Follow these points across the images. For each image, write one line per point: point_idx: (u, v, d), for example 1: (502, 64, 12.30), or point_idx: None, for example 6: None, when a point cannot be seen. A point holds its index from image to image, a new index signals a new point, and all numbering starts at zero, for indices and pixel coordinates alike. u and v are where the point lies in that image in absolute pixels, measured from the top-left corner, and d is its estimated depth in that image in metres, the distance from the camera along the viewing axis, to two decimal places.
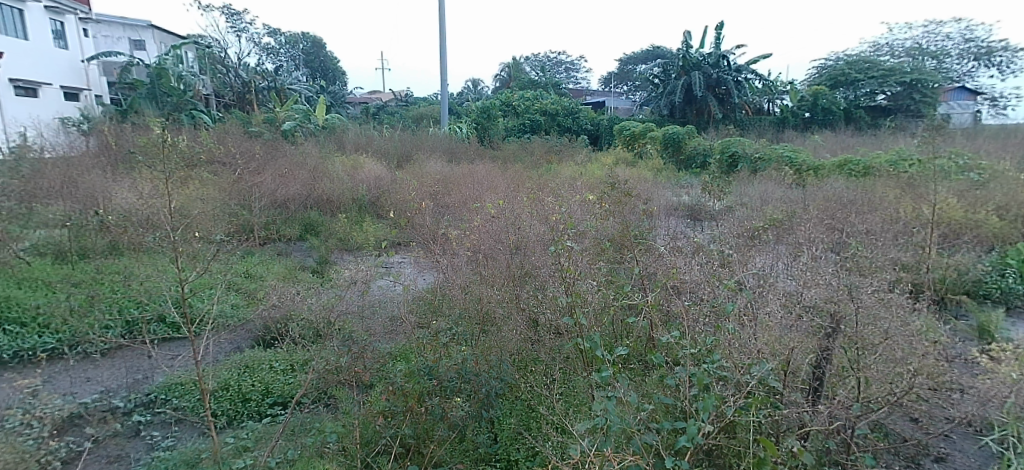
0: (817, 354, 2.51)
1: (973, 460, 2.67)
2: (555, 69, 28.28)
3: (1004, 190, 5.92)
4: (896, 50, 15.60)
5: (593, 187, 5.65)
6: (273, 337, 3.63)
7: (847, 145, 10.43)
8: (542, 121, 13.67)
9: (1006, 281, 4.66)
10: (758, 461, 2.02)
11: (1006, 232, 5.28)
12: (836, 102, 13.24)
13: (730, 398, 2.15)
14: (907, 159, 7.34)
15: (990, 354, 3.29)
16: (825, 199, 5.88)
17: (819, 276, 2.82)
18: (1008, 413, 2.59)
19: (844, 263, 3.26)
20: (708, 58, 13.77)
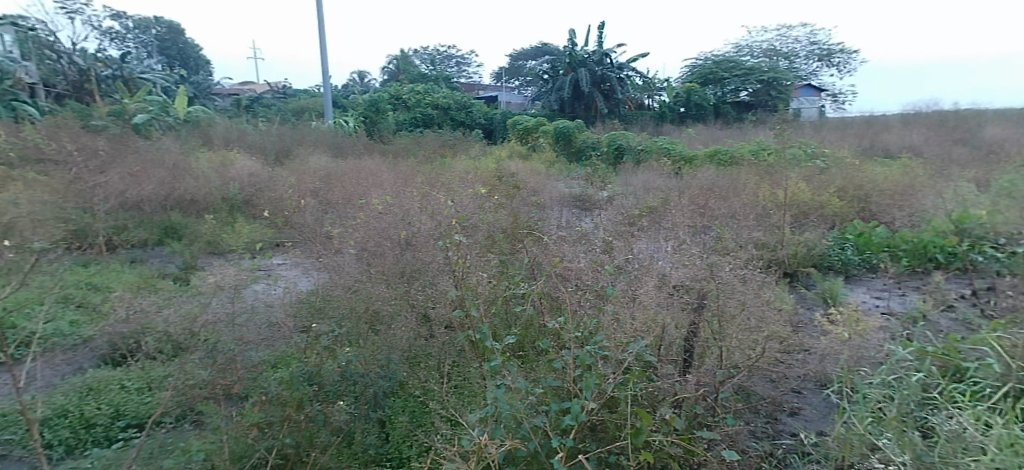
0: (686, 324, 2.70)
1: (820, 411, 2.98)
2: (444, 62, 28.08)
3: (843, 174, 6.75)
4: (755, 51, 17.25)
5: (484, 180, 5.68)
6: (123, 354, 3.28)
7: (716, 137, 11.34)
8: (434, 115, 13.56)
9: (846, 253, 5.28)
10: (635, 431, 2.14)
11: (844, 211, 6.02)
12: (707, 98, 14.32)
13: (610, 375, 2.23)
14: (765, 149, 8.15)
15: (831, 318, 3.72)
16: (697, 186, 6.38)
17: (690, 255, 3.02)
18: (843, 366, 2.94)
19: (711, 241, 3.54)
20: (592, 56, 14.56)
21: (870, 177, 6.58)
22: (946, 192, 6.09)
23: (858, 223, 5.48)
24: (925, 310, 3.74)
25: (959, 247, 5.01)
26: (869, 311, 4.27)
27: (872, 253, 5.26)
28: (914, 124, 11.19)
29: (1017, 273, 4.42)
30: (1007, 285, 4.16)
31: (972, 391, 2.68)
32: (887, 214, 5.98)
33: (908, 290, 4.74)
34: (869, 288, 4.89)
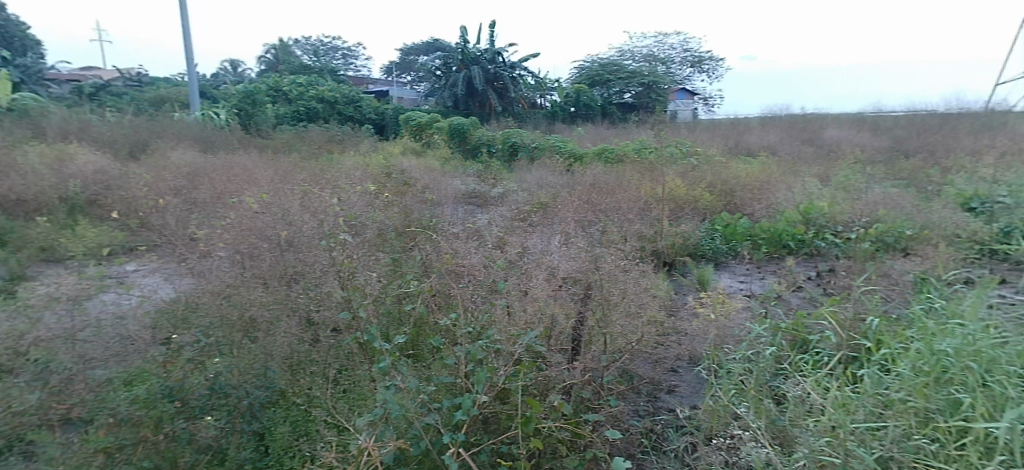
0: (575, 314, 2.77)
1: (692, 387, 3.22)
2: (329, 53, 26.85)
3: (712, 171, 7.34)
4: (636, 56, 18.28)
5: (373, 176, 5.49)
6: None
7: (604, 136, 11.86)
8: (318, 109, 12.91)
9: (716, 242, 5.75)
10: (525, 420, 2.14)
11: (714, 204, 6.56)
12: (594, 98, 14.90)
13: (502, 368, 2.22)
14: (647, 148, 8.66)
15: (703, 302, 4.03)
16: (586, 183, 6.62)
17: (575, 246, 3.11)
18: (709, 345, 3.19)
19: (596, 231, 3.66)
20: (485, 53, 14.72)
21: (735, 173, 7.23)
22: (796, 186, 6.84)
23: (726, 215, 5.97)
24: (780, 291, 4.17)
25: (807, 235, 5.65)
26: (736, 294, 4.68)
27: (737, 242, 5.77)
28: (771, 126, 12.46)
29: (852, 256, 5.06)
30: (844, 267, 4.75)
31: (814, 361, 3.04)
32: (749, 206, 6.60)
33: (767, 274, 5.27)
34: (735, 273, 5.36)
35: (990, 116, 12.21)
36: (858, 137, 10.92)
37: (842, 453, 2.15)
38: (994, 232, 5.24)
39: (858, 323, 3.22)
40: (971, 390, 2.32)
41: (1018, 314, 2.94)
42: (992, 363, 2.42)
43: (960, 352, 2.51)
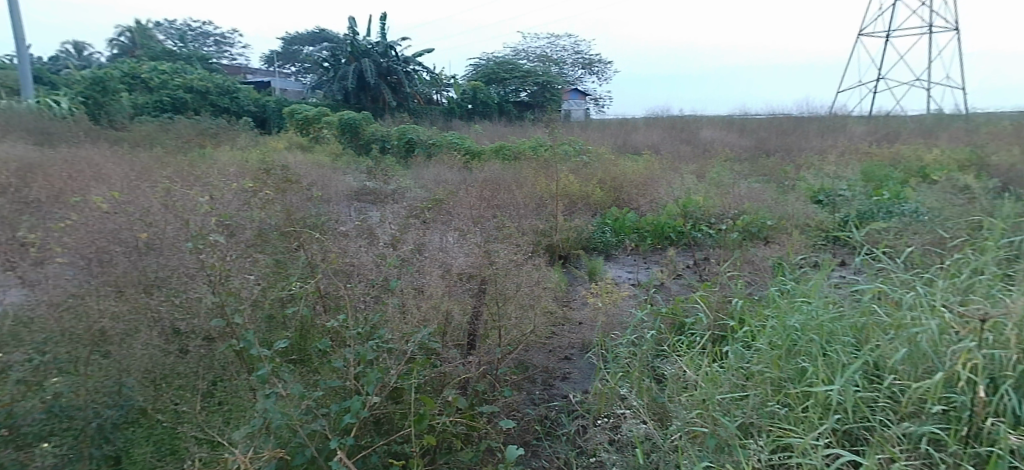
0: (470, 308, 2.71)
1: (584, 372, 3.28)
2: (199, 39, 24.70)
3: (602, 168, 7.67)
4: (530, 56, 18.60)
5: (251, 171, 5.10)
6: None
7: (501, 133, 11.95)
8: (187, 99, 11.82)
9: (607, 236, 6.02)
10: (418, 418, 2.08)
11: (604, 199, 6.85)
12: (490, 96, 14.95)
13: (393, 367, 2.13)
14: (542, 146, 8.85)
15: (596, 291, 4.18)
16: (482, 179, 6.63)
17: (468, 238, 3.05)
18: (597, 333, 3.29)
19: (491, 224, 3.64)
20: (376, 46, 14.33)
21: (623, 170, 7.60)
22: (677, 181, 7.32)
23: (616, 210, 6.28)
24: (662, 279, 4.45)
25: (686, 227, 6.07)
26: (624, 284, 4.92)
27: (625, 235, 6.07)
28: (654, 126, 13.26)
29: (723, 245, 5.53)
30: (717, 256, 5.18)
31: (690, 342, 3.28)
32: (635, 201, 6.98)
33: (651, 264, 5.60)
34: (623, 264, 5.64)
35: (834, 120, 13.90)
36: (729, 137, 11.95)
37: (710, 422, 2.34)
38: (837, 221, 5.97)
39: (726, 305, 3.53)
40: (814, 359, 2.65)
41: (852, 290, 3.39)
42: (831, 337, 2.77)
43: (806, 328, 2.84)
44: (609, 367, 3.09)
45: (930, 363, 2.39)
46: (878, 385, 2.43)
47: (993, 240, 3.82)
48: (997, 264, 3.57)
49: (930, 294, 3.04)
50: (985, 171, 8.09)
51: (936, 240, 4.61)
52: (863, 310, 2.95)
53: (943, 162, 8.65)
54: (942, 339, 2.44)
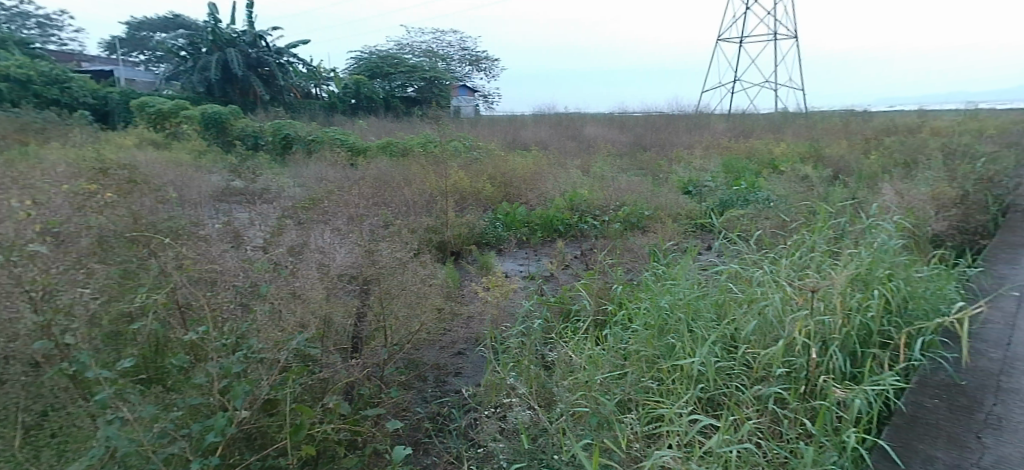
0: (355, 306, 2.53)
1: (476, 366, 3.25)
2: (17, 19, 21.39)
3: (492, 164, 7.72)
4: (416, 51, 18.21)
5: (91, 169, 4.48)
6: None
7: (388, 129, 11.60)
8: (4, 89, 10.19)
9: (498, 230, 6.04)
10: (295, 429, 1.95)
11: (494, 195, 6.89)
12: (375, 91, 14.50)
13: (265, 378, 1.98)
14: (431, 142, 8.75)
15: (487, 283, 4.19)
16: (369, 175, 6.40)
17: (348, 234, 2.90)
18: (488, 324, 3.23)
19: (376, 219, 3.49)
20: (243, 36, 13.31)
21: (512, 165, 7.68)
22: (563, 175, 7.52)
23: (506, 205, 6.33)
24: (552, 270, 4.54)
25: (573, 219, 6.27)
26: (517, 277, 4.94)
27: (515, 228, 6.14)
28: (541, 123, 13.64)
29: (607, 236, 5.80)
30: (600, 246, 5.42)
31: (575, 328, 3.42)
32: (523, 195, 7.10)
33: (541, 256, 5.70)
34: (515, 258, 5.68)
35: (699, 117, 15.16)
36: (610, 133, 12.58)
37: (593, 403, 2.45)
38: (704, 210, 6.52)
39: (606, 292, 3.73)
40: (682, 336, 2.90)
41: (714, 271, 3.71)
42: (696, 314, 3.04)
43: (675, 307, 3.09)
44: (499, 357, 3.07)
45: (775, 332, 2.71)
46: (734, 354, 2.71)
47: (823, 223, 4.40)
48: (827, 243, 4.10)
49: (775, 273, 3.43)
50: (819, 162, 9.27)
51: (781, 224, 5.20)
52: (722, 288, 3.26)
53: (788, 155, 9.78)
54: (784, 310, 2.77)
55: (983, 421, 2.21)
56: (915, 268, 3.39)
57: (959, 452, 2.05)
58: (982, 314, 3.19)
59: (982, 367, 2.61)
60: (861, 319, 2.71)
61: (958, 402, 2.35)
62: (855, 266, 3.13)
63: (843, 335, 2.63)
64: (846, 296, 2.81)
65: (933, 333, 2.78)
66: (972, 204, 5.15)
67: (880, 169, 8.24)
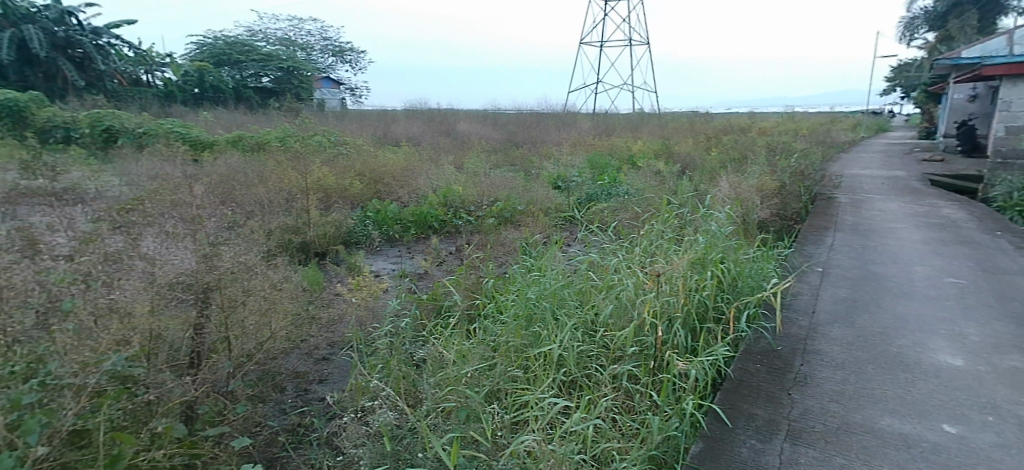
0: (195, 311, 2.29)
1: (342, 370, 3.02)
2: None
3: (359, 160, 7.40)
4: (270, 38, 16.74)
5: None
6: None
7: (239, 122, 10.66)
8: None
9: (368, 228, 5.73)
10: (112, 460, 1.69)
11: (363, 192, 6.52)
12: (222, 80, 13.32)
13: (70, 406, 1.70)
14: (290, 136, 8.18)
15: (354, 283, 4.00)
16: (215, 173, 5.83)
17: (184, 235, 2.60)
18: (354, 325, 3.09)
19: (222, 218, 3.16)
20: (45, 11, 11.44)
21: (381, 161, 7.41)
22: (434, 172, 7.34)
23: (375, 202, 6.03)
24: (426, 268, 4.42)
25: (446, 215, 6.17)
26: (388, 276, 4.71)
27: (387, 227, 5.88)
28: (411, 118, 13.40)
29: (480, 231, 5.82)
30: (475, 242, 5.44)
31: (445, 323, 3.40)
32: (393, 190, 6.85)
33: (415, 253, 5.49)
34: (387, 256, 5.44)
35: (564, 116, 15.85)
36: (481, 130, 12.69)
37: (460, 397, 2.44)
38: (570, 203, 6.80)
39: (477, 286, 3.75)
40: (547, 324, 3.00)
41: (576, 262, 3.89)
42: (560, 303, 3.18)
43: (541, 297, 3.20)
44: (365, 358, 2.88)
45: (628, 315, 2.91)
46: (594, 338, 2.87)
47: (670, 213, 4.81)
48: (673, 232, 4.49)
49: (629, 260, 3.70)
50: (669, 158, 10.12)
51: (635, 215, 5.61)
52: (583, 277, 3.43)
53: (644, 152, 10.56)
54: (636, 294, 3.00)
55: (793, 379, 2.57)
56: (743, 251, 3.84)
57: (775, 409, 2.35)
58: (795, 288, 3.70)
59: (792, 333, 3.03)
60: (699, 297, 3.02)
61: (775, 365, 2.70)
62: (694, 250, 3.49)
63: (685, 313, 2.91)
64: (687, 278, 3.11)
65: (755, 307, 3.19)
66: (788, 194, 5.96)
67: (719, 164, 9.21)
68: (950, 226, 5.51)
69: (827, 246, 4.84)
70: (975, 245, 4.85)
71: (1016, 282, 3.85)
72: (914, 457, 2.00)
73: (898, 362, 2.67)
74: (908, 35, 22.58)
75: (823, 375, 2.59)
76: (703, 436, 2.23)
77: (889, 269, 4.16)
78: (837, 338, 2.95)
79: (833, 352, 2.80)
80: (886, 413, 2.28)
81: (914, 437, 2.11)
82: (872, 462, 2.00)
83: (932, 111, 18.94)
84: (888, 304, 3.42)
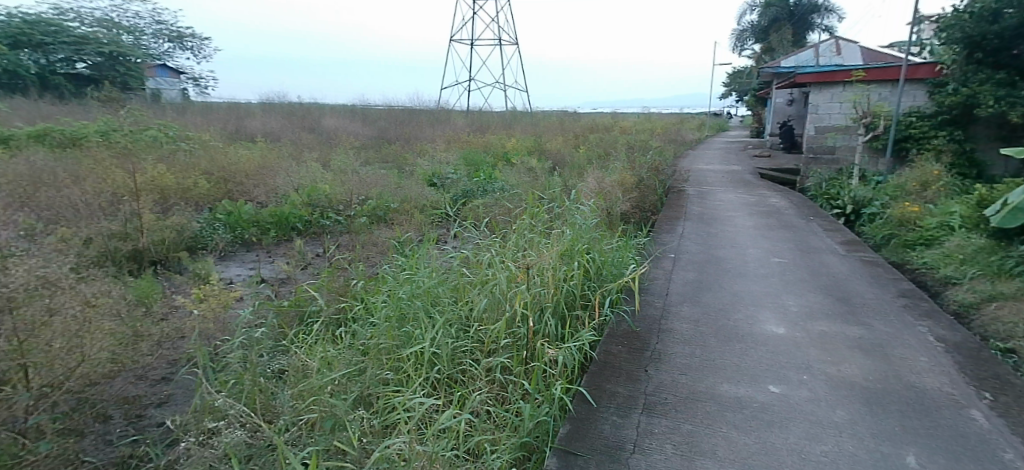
0: None
1: (187, 390, 2.69)
2: None
3: (206, 157, 6.71)
4: (86, 17, 14.55)
5: None
6: None
7: (47, 114, 9.16)
8: None
9: (219, 232, 5.20)
10: None
11: (210, 191, 5.91)
12: (20, 64, 11.35)
13: None
14: (117, 129, 7.18)
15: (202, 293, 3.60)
16: (12, 173, 4.95)
17: None
18: (198, 340, 2.76)
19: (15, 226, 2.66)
20: None
21: (232, 159, 6.78)
22: (293, 170, 6.87)
23: (225, 202, 5.50)
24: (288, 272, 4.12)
25: (311, 216, 5.79)
26: (243, 283, 4.31)
27: (242, 229, 5.39)
28: (270, 112, 12.45)
29: (350, 231, 5.55)
30: (344, 243, 5.21)
31: (309, 329, 3.19)
32: (248, 189, 6.30)
33: (276, 257, 5.08)
34: (243, 261, 4.97)
35: (436, 112, 15.71)
36: (349, 126, 12.15)
37: (324, 406, 2.29)
38: (445, 200, 6.73)
39: (346, 288, 3.59)
40: (420, 323, 2.94)
41: (450, 258, 3.86)
42: (433, 301, 3.14)
43: (414, 296, 3.13)
44: (212, 374, 2.60)
45: (501, 308, 2.94)
46: (468, 333, 2.86)
47: (540, 209, 4.96)
48: (543, 225, 4.63)
49: (501, 255, 3.74)
50: (540, 154, 10.45)
51: (508, 211, 5.70)
52: (457, 274, 3.42)
53: (517, 149, 10.79)
54: (508, 287, 3.05)
55: (648, 357, 2.77)
56: (605, 241, 4.07)
57: (633, 386, 2.51)
58: (650, 274, 3.99)
59: (648, 314, 3.28)
60: (568, 287, 3.15)
61: (633, 344, 2.90)
62: (562, 242, 3.63)
63: (555, 302, 3.02)
64: (556, 270, 3.22)
65: (617, 292, 3.42)
66: (645, 188, 6.43)
67: (585, 160, 9.69)
68: (776, 213, 6.30)
69: (678, 234, 5.29)
70: (795, 229, 5.59)
71: (825, 260, 4.49)
72: (746, 417, 2.25)
73: (734, 334, 2.99)
74: (740, 45, 25.46)
75: (673, 351, 2.82)
76: (570, 417, 2.32)
77: (728, 253, 4.65)
78: (685, 316, 3.24)
79: (681, 329, 3.07)
80: (725, 380, 2.53)
81: (747, 399, 2.37)
82: (713, 425, 2.21)
83: (761, 114, 21.57)
84: (728, 284, 3.82)
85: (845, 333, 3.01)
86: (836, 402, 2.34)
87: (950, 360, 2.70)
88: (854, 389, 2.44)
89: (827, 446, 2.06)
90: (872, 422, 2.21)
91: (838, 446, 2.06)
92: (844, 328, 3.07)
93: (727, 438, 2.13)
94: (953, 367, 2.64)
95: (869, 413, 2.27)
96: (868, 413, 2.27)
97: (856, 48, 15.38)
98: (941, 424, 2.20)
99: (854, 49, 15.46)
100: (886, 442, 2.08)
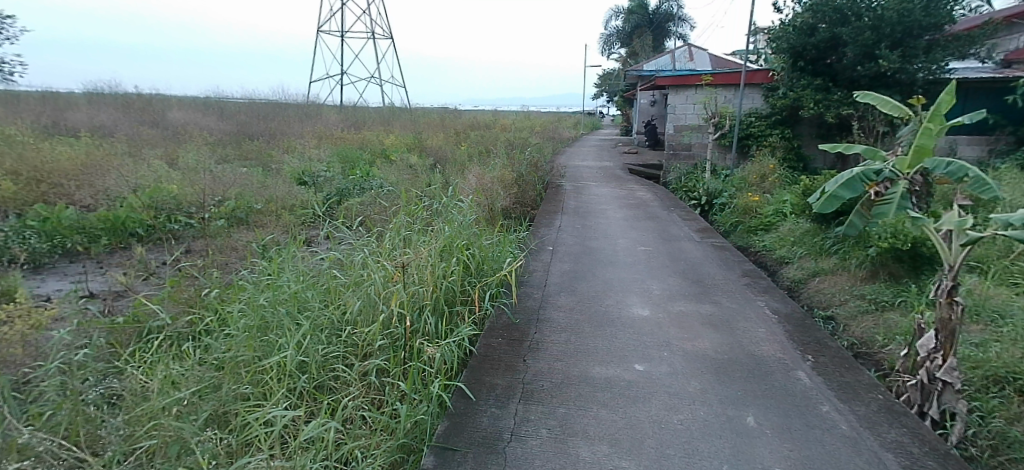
0: None
1: None
2: None
3: (14, 154, 5.72)
4: None
5: None
6: None
7: None
8: None
9: (30, 241, 4.46)
10: None
11: (16, 194, 5.04)
12: None
13: None
14: None
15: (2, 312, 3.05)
16: None
17: None
18: None
19: None
20: None
21: (48, 157, 5.85)
22: (128, 168, 6.08)
23: (38, 206, 4.73)
24: (123, 284, 3.62)
25: (155, 219, 5.17)
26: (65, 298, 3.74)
27: (63, 237, 4.69)
28: (100, 104, 10.93)
29: (204, 235, 5.04)
30: (198, 249, 4.74)
31: (153, 347, 2.84)
32: (69, 191, 5.47)
33: (108, 268, 4.47)
34: (65, 275, 4.32)
35: (305, 107, 14.83)
36: (203, 121, 11.06)
37: (169, 429, 2.04)
38: (319, 199, 6.33)
39: (197, 298, 3.25)
40: (285, 330, 2.73)
41: (319, 260, 3.64)
42: (301, 306, 2.94)
43: (278, 303, 2.90)
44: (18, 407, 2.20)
45: (376, 309, 2.83)
46: (340, 338, 2.71)
47: (418, 206, 4.86)
48: (421, 223, 4.54)
49: (377, 255, 3.61)
50: (421, 151, 10.29)
51: (384, 209, 5.53)
52: (327, 277, 3.24)
53: (395, 145, 10.51)
54: (384, 287, 2.94)
55: (526, 347, 2.82)
56: (485, 237, 4.08)
57: (511, 376, 2.54)
58: (529, 266, 4.08)
59: (526, 306, 3.34)
60: (447, 284, 3.11)
61: (513, 336, 2.94)
62: (440, 238, 3.57)
63: (433, 300, 2.97)
64: (434, 267, 3.16)
65: (496, 286, 3.46)
66: (523, 184, 6.57)
67: (466, 157, 9.69)
68: (641, 205, 6.75)
69: (555, 228, 5.48)
70: (658, 219, 6.03)
71: (684, 246, 4.89)
72: (614, 395, 2.37)
73: (605, 319, 3.15)
74: (606, 49, 26.98)
75: (548, 339, 2.90)
76: (448, 414, 2.29)
77: (599, 243, 4.90)
78: (561, 305, 3.35)
79: (557, 317, 3.17)
80: (596, 363, 2.65)
81: (615, 379, 2.50)
82: (584, 406, 2.30)
83: (628, 113, 23.04)
84: (599, 272, 4.01)
85: (699, 311, 3.29)
86: (691, 374, 2.55)
87: (783, 329, 3.06)
88: (707, 361, 2.68)
89: (683, 415, 2.23)
90: (720, 389, 2.43)
91: (691, 414, 2.24)
92: (699, 307, 3.36)
93: (596, 417, 2.22)
94: (785, 334, 3.00)
95: (718, 381, 2.49)
96: (717, 381, 2.49)
97: (705, 55, 16.98)
98: (775, 385, 2.48)
99: (704, 56, 17.03)
100: (731, 406, 2.30)
